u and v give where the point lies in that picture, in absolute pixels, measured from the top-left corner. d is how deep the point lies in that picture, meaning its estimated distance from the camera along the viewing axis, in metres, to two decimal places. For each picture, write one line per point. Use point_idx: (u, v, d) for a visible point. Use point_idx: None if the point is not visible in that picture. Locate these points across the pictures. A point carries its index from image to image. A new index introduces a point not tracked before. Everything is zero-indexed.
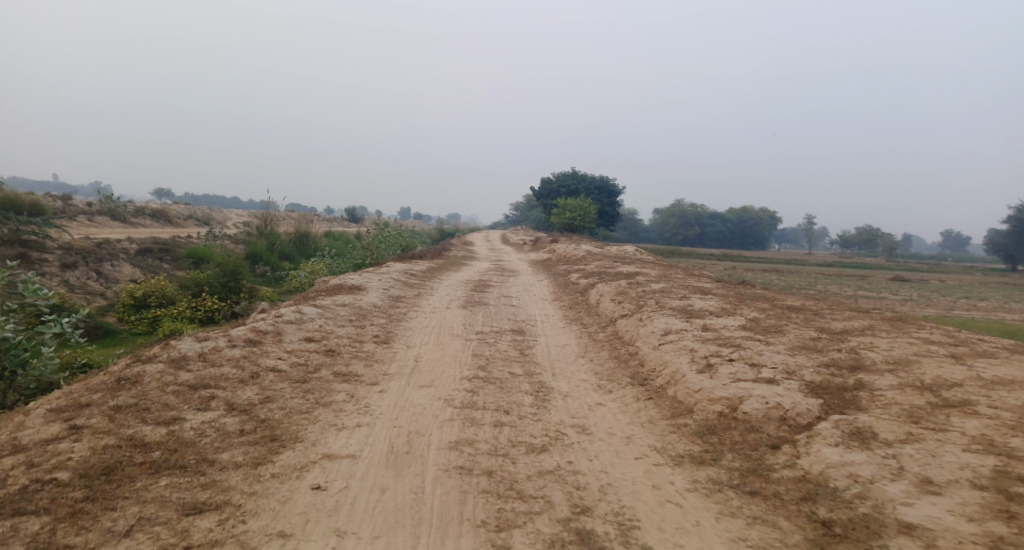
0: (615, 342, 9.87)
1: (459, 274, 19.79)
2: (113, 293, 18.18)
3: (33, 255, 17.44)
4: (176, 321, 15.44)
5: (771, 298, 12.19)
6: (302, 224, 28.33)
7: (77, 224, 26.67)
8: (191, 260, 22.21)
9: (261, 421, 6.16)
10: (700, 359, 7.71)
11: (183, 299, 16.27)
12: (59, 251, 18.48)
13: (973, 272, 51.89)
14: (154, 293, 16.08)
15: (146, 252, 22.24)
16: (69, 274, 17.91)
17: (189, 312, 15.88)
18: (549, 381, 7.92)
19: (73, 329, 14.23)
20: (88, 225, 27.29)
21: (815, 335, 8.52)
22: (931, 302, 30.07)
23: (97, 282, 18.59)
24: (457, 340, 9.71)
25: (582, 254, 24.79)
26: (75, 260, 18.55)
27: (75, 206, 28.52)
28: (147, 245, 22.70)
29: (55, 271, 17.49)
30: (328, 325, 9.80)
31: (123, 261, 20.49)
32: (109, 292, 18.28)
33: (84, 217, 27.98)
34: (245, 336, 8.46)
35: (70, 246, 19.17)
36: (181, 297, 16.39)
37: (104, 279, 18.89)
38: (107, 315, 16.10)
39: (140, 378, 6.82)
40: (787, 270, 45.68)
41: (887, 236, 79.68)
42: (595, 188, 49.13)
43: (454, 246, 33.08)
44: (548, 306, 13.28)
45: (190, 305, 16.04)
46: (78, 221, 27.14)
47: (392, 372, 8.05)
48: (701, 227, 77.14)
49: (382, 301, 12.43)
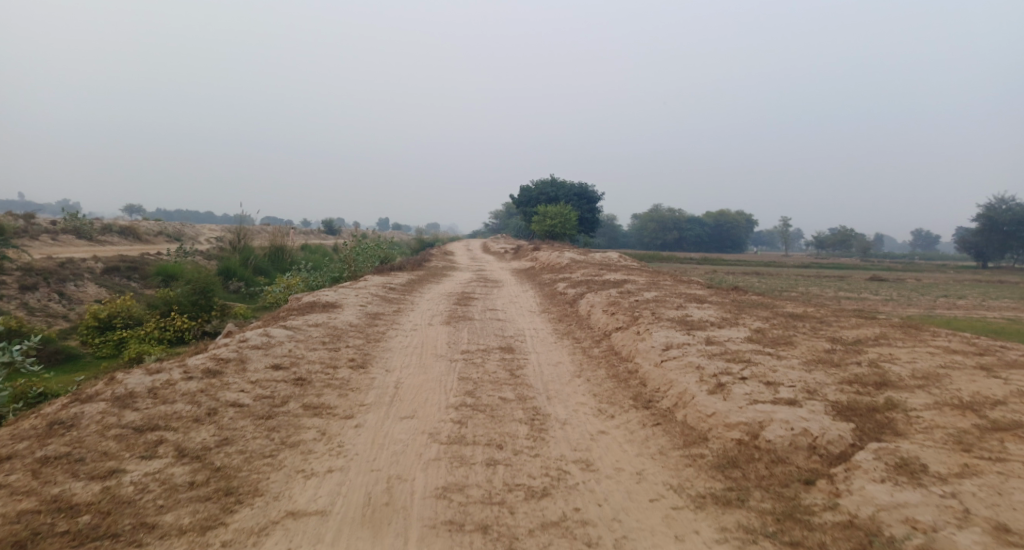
0: (612, 358, 9.15)
1: (441, 285, 18.99)
2: (76, 315, 17.10)
3: None
4: (143, 343, 14.40)
5: (769, 306, 11.55)
6: (277, 237, 27.32)
7: (41, 244, 25.41)
8: (161, 278, 21.12)
9: (215, 470, 5.32)
10: (709, 378, 7.02)
11: (151, 319, 15.25)
12: (19, 272, 17.37)
13: (946, 270, 52.44)
14: (120, 314, 15.05)
15: (113, 270, 21.11)
16: (29, 296, 16.79)
17: (157, 332, 14.86)
18: (544, 407, 7.17)
19: (31, 356, 13.18)
20: (52, 244, 26.01)
21: (828, 346, 7.87)
22: (913, 302, 29.88)
23: (60, 302, 17.47)
24: (441, 362, 8.92)
25: (566, 262, 24.08)
26: (36, 281, 17.44)
27: (39, 225, 27.25)
28: (114, 263, 21.58)
29: (14, 294, 16.37)
30: (299, 349, 8.94)
31: (87, 280, 19.36)
32: (72, 313, 17.18)
33: (47, 235, 26.71)
34: (203, 367, 7.59)
35: (31, 266, 18.06)
36: (147, 318, 15.35)
37: (67, 300, 17.77)
38: (69, 339, 15.06)
39: (77, 421, 5.93)
40: (767, 272, 45.57)
41: (862, 237, 80.37)
42: (574, 195, 48.75)
43: (433, 257, 32.19)
44: (536, 319, 12.53)
45: (158, 326, 14.98)
46: (42, 240, 25.87)
47: (369, 402, 7.24)
48: (680, 232, 77.28)
49: (359, 319, 11.61)
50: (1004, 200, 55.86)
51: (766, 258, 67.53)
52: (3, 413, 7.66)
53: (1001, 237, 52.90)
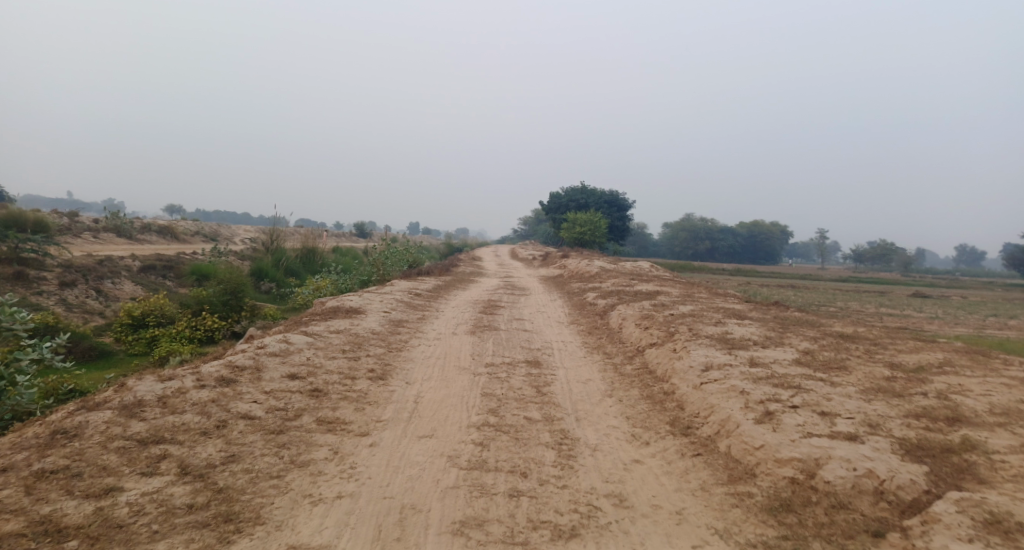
0: (646, 377, 8.58)
1: (468, 292, 18.60)
2: (113, 312, 17.13)
3: (31, 273, 16.46)
4: (174, 341, 14.25)
5: (815, 325, 10.83)
6: (308, 239, 27.32)
7: (82, 241, 25.79)
8: (195, 277, 21.16)
9: (217, 492, 4.93)
10: (755, 405, 6.42)
11: (183, 318, 15.13)
12: (59, 269, 17.51)
13: (993, 288, 50.29)
14: (154, 312, 14.98)
15: (149, 268, 21.22)
16: (67, 292, 16.87)
17: (188, 332, 14.71)
18: (573, 430, 6.65)
19: (65, 353, 13.13)
20: (93, 242, 26.39)
21: (887, 373, 7.20)
22: (960, 320, 28.46)
23: (97, 299, 17.53)
24: (464, 375, 8.46)
25: (595, 271, 23.48)
26: (75, 277, 17.55)
27: (81, 223, 27.73)
28: (151, 262, 21.70)
29: (53, 289, 16.47)
30: (317, 358, 8.57)
31: (124, 278, 19.46)
32: (108, 311, 17.22)
33: (88, 233, 27.13)
34: (216, 376, 7.25)
35: (71, 263, 18.21)
36: (180, 316, 15.26)
37: (104, 297, 17.81)
38: (104, 336, 15.05)
39: (80, 431, 5.61)
40: (803, 285, 44.19)
41: (903, 251, 77.77)
42: (605, 203, 48.12)
43: (462, 262, 31.87)
44: (565, 331, 11.99)
45: (189, 324, 14.84)
46: (83, 238, 26.28)
47: (387, 418, 6.81)
48: (712, 242, 75.84)
49: (383, 326, 11.24)
50: None
51: (801, 271, 65.81)
52: (31, 410, 7.43)
53: None
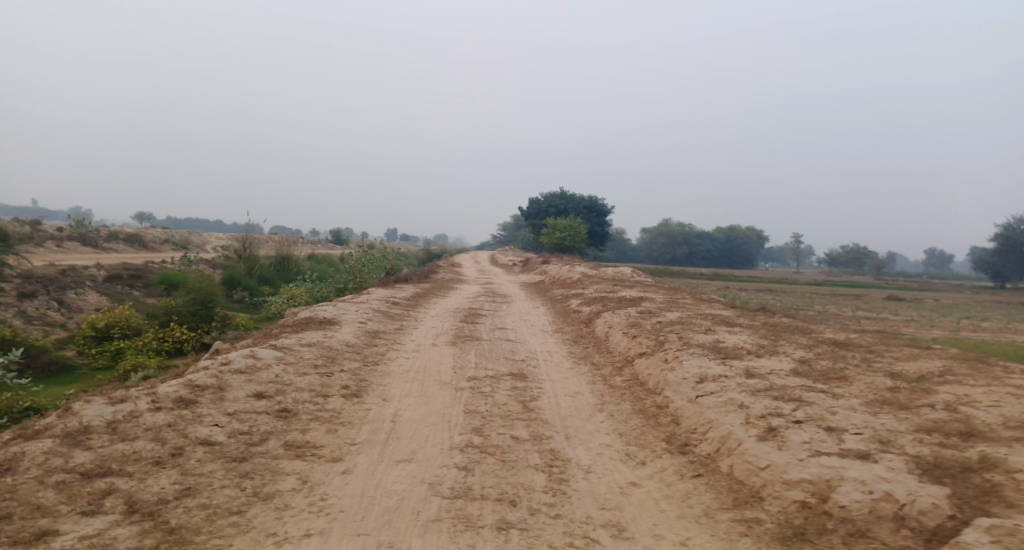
0: (636, 390, 8.17)
1: (448, 300, 18.06)
2: (77, 325, 16.29)
3: None
4: (141, 354, 13.51)
5: (806, 332, 10.51)
6: (284, 247, 26.57)
7: (46, 251, 24.76)
8: (164, 286, 20.33)
9: (167, 533, 4.38)
10: (756, 419, 6.03)
11: (150, 329, 14.39)
12: (19, 280, 16.63)
13: (964, 290, 51.07)
14: (119, 324, 14.21)
15: (116, 278, 20.35)
16: (28, 304, 16.02)
17: (156, 344, 13.96)
18: (563, 451, 6.20)
19: (23, 368, 12.33)
20: (57, 252, 25.35)
21: (890, 383, 6.86)
22: (936, 323, 28.65)
23: (59, 311, 16.66)
24: (445, 391, 7.96)
25: (577, 277, 23.09)
26: (36, 289, 16.68)
27: (45, 232, 26.64)
28: (118, 271, 20.81)
29: (12, 301, 15.59)
30: (287, 375, 8.01)
31: (89, 288, 18.58)
32: (72, 322, 16.37)
33: (52, 243, 26.07)
34: (174, 396, 6.67)
35: (31, 274, 17.33)
36: (147, 328, 14.53)
37: (67, 308, 16.95)
38: (66, 349, 14.25)
39: (15, 464, 5.01)
40: (780, 289, 44.37)
41: (876, 254, 78.92)
42: (584, 208, 47.93)
43: (441, 269, 31.31)
44: (549, 340, 11.54)
45: (156, 337, 14.11)
46: (47, 248, 25.23)
47: (362, 440, 6.30)
48: (689, 247, 76.19)
49: (358, 338, 10.69)
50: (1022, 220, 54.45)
51: (777, 274, 66.35)
52: None
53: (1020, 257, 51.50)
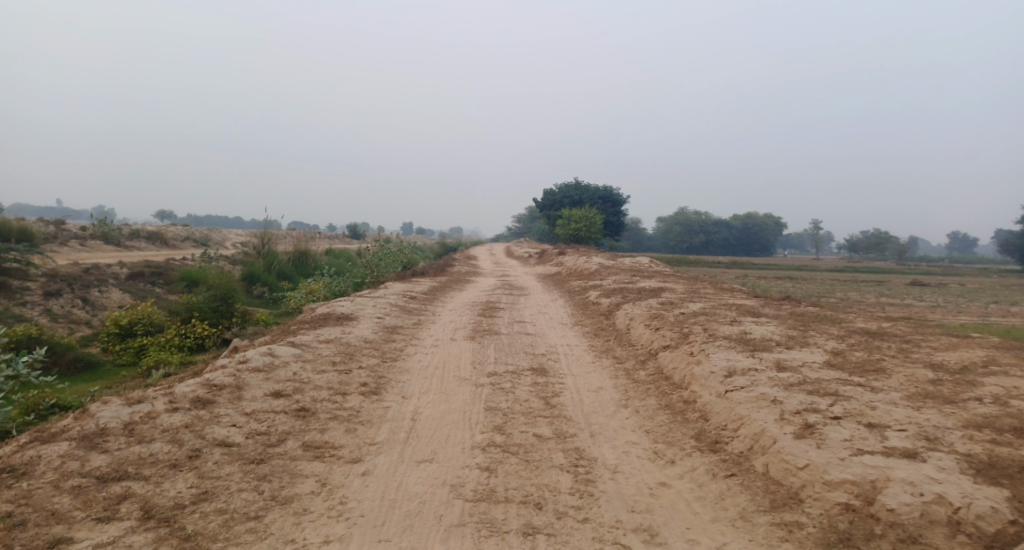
0: (662, 384, 7.92)
1: (465, 293, 17.89)
2: (100, 322, 16.36)
3: (13, 283, 15.68)
4: (163, 350, 13.52)
5: (836, 322, 10.18)
6: (301, 241, 26.57)
7: (70, 250, 24.98)
8: (185, 283, 20.40)
9: (184, 540, 4.25)
10: (791, 415, 5.76)
11: (172, 326, 14.40)
12: (43, 278, 16.71)
13: (989, 274, 49.89)
14: (141, 321, 14.23)
15: (138, 275, 20.44)
16: (52, 302, 16.09)
17: (178, 340, 13.97)
18: (589, 449, 5.99)
19: (48, 366, 12.38)
20: (80, 250, 25.57)
21: (931, 375, 6.55)
22: (962, 309, 27.99)
23: (83, 309, 16.76)
24: (465, 387, 7.78)
25: (594, 268, 22.79)
26: (60, 287, 16.77)
27: (68, 231, 26.87)
28: (139, 268, 20.91)
29: (37, 299, 15.68)
30: (304, 372, 7.87)
31: (112, 286, 18.68)
32: (95, 320, 16.45)
33: (75, 241, 26.30)
34: (191, 396, 6.55)
35: (55, 272, 17.43)
36: (168, 325, 14.50)
37: (91, 306, 17.05)
38: (90, 346, 14.31)
39: (30, 468, 4.90)
40: (800, 277, 43.69)
41: (897, 240, 77.49)
42: (600, 198, 47.49)
43: (458, 261, 31.18)
44: (569, 333, 11.31)
45: (177, 333, 14.07)
46: (70, 246, 25.45)
47: (382, 440, 6.13)
48: (706, 235, 75.36)
49: (377, 333, 10.55)
50: None
51: (796, 262, 65.44)
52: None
53: None
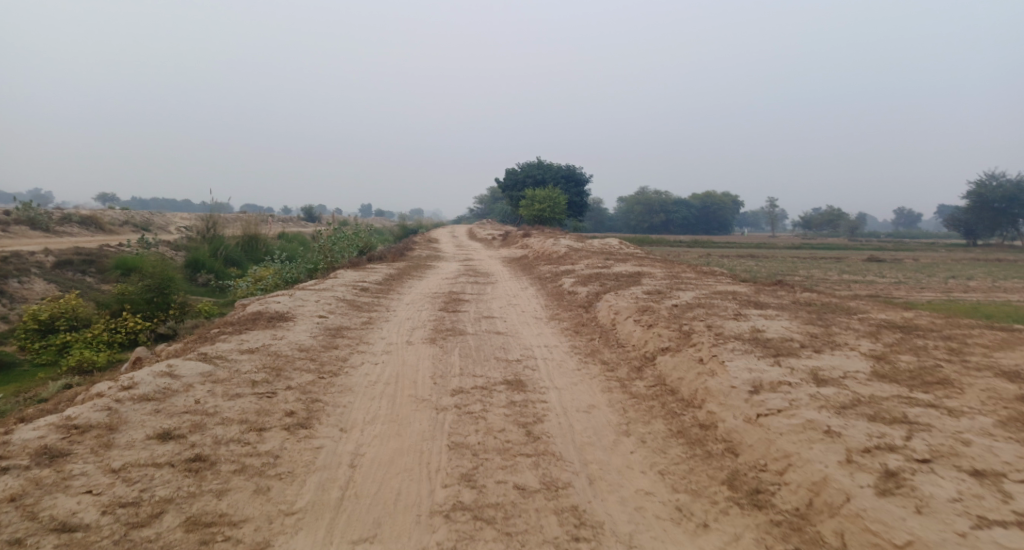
0: (668, 402, 6.37)
1: (424, 282, 16.11)
2: (21, 315, 14.03)
3: None
4: (90, 346, 11.40)
5: (852, 314, 8.79)
6: (251, 224, 24.26)
7: None
8: (121, 270, 18.03)
9: None
10: (862, 457, 4.27)
11: (99, 318, 12.24)
12: None
13: (938, 249, 50.28)
14: (65, 314, 12.02)
15: (66, 263, 17.91)
16: None
17: (107, 333, 11.82)
18: (591, 508, 4.43)
19: None
20: (3, 237, 22.69)
21: (1015, 390, 5.14)
22: (924, 284, 27.38)
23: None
24: (423, 413, 6.10)
25: (563, 251, 21.26)
26: None
27: None
28: (68, 255, 18.34)
29: None
30: (211, 400, 6.05)
31: (35, 276, 16.21)
32: (12, 314, 14.07)
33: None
34: (36, 447, 4.70)
35: None
36: (96, 319, 12.30)
37: (9, 299, 14.66)
38: (4, 344, 12.00)
39: None
40: (761, 255, 43.06)
41: (849, 216, 78.29)
42: (562, 178, 45.95)
43: (418, 246, 29.38)
44: (545, 331, 9.70)
45: (107, 326, 11.93)
46: None
47: (305, 505, 4.44)
48: (666, 214, 74.76)
49: (317, 338, 8.75)
50: (996, 176, 53.55)
51: (754, 240, 65.28)
52: None
53: (992, 214, 50.68)
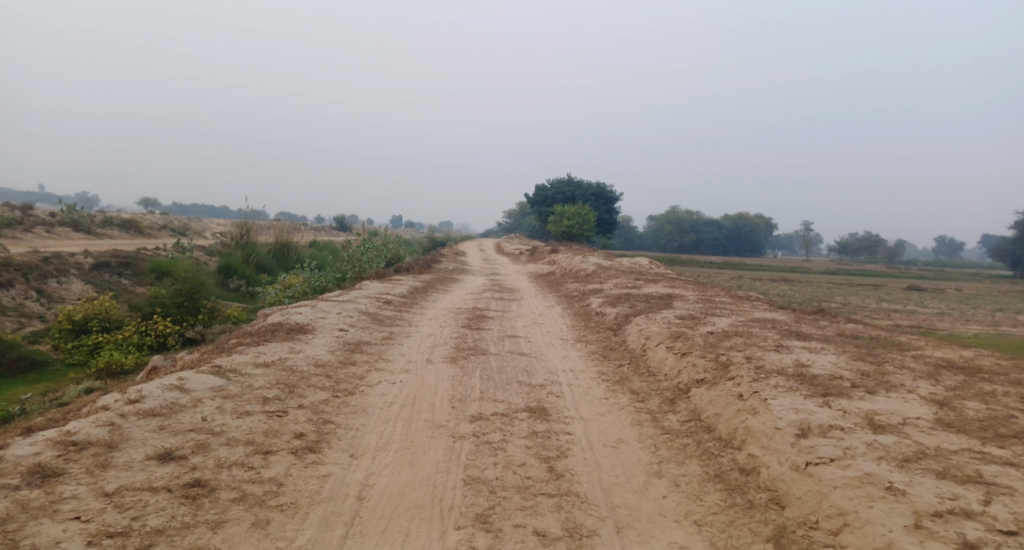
0: (704, 440, 5.87)
1: (450, 296, 15.78)
2: (55, 315, 14.06)
3: None
4: (121, 347, 11.26)
5: (903, 350, 8.15)
6: (283, 231, 24.33)
7: (34, 237, 22.54)
8: (154, 274, 18.09)
9: None
10: (932, 524, 3.74)
11: (132, 319, 12.14)
12: None
13: (983, 279, 48.25)
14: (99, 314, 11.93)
15: (104, 264, 18.03)
16: None
17: (138, 336, 11.70)
18: None
19: None
20: (45, 237, 23.09)
21: None
22: (969, 316, 26.08)
23: (37, 301, 14.48)
24: (439, 441, 5.70)
25: (592, 269, 20.77)
26: (10, 276, 14.44)
27: (34, 215, 24.41)
28: (105, 256, 18.49)
29: None
30: (219, 418, 5.74)
31: (73, 276, 16.34)
32: (49, 314, 14.13)
33: (40, 227, 23.82)
34: (29, 465, 4.42)
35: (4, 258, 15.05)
36: (128, 321, 12.14)
37: (47, 298, 14.75)
38: (40, 342, 11.97)
39: None
40: (796, 279, 41.83)
41: (888, 242, 76.00)
42: (593, 195, 45.44)
43: (447, 258, 29.17)
44: (572, 354, 9.25)
45: (138, 329, 11.80)
46: (35, 233, 23.00)
47: (304, 544, 4.07)
48: (698, 234, 73.54)
49: (335, 353, 8.45)
50: None
51: (788, 263, 63.61)
52: None
53: None
